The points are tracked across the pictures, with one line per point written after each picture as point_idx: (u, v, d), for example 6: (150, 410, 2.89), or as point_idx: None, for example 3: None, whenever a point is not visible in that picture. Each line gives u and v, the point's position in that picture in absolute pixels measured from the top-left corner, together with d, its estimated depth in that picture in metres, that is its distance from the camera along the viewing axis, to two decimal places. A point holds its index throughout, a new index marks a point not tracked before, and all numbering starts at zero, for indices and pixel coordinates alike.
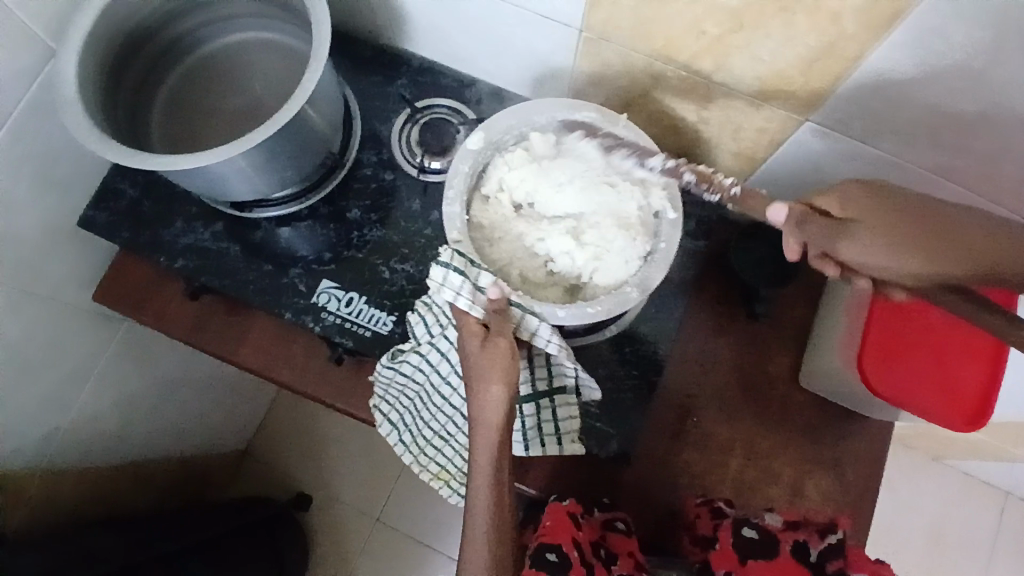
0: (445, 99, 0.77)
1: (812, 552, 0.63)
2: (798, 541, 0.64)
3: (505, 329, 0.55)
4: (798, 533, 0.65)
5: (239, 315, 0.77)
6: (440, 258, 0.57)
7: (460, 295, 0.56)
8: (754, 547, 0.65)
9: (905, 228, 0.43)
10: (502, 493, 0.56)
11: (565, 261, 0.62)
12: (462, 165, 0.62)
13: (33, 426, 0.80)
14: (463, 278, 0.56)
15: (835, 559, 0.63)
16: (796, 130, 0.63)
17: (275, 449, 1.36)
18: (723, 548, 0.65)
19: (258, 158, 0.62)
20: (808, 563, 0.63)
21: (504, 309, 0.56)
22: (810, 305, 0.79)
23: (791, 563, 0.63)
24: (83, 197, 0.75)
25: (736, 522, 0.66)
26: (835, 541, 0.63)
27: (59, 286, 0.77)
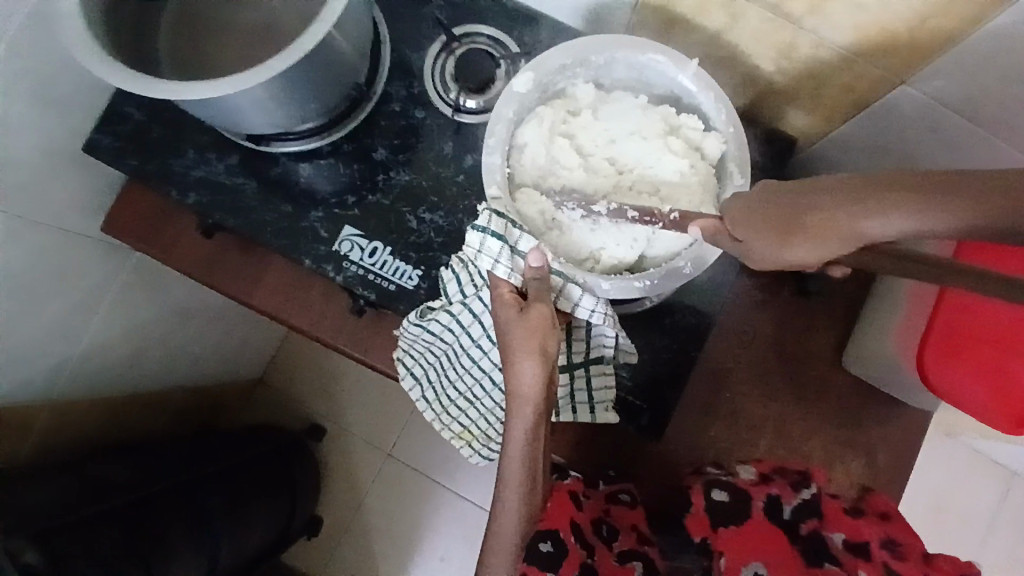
0: (486, 26, 0.68)
1: (785, 509, 0.56)
2: (771, 495, 0.57)
3: (546, 296, 0.49)
4: (770, 487, 0.58)
5: (256, 256, 0.72)
6: (477, 220, 0.51)
7: (499, 262, 0.50)
8: (722, 510, 0.57)
9: (876, 196, 0.35)
10: (537, 470, 0.52)
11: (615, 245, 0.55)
12: (506, 109, 0.54)
13: (42, 356, 0.77)
14: (502, 242, 0.51)
15: (811, 519, 0.56)
16: (886, 92, 0.55)
17: (289, 380, 1.36)
18: (696, 514, 0.57)
19: (277, 88, 0.56)
20: (781, 521, 0.55)
21: (545, 276, 0.50)
22: (862, 282, 0.74)
23: (769, 526, 0.55)
24: (86, 117, 0.69)
25: (704, 484, 0.59)
26: (809, 496, 0.57)
27: (64, 213, 0.72)
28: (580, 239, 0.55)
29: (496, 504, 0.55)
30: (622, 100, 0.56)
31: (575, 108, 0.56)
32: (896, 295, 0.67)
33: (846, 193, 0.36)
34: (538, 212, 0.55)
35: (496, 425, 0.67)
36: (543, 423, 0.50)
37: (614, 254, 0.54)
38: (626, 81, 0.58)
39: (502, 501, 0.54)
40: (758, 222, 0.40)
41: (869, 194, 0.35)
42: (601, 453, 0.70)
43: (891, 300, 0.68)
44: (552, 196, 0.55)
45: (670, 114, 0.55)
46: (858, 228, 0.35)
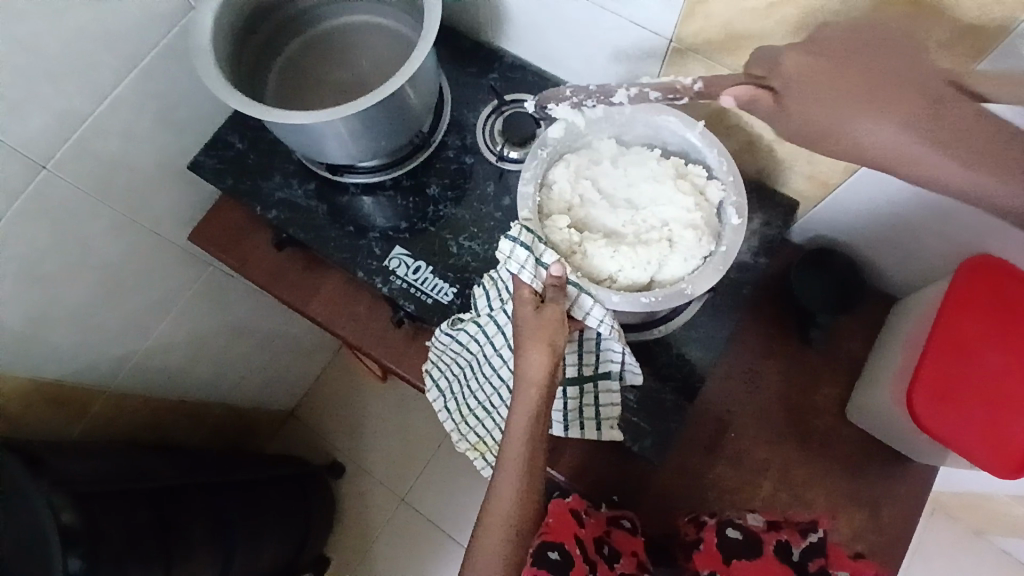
0: (530, 94, 0.81)
1: (793, 551, 0.65)
2: (779, 542, 0.66)
3: (561, 300, 0.57)
4: (780, 533, 0.66)
5: (315, 270, 0.83)
6: (509, 232, 0.59)
7: (524, 268, 0.58)
8: (736, 548, 0.66)
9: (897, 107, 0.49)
10: (535, 459, 0.57)
11: (631, 271, 0.62)
12: (541, 150, 0.65)
13: (112, 345, 0.87)
14: (529, 253, 0.58)
15: (815, 558, 0.64)
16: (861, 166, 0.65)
17: (318, 417, 1.42)
18: (708, 549, 0.66)
19: (355, 124, 0.68)
20: (789, 562, 0.65)
21: (561, 285, 0.57)
22: (864, 341, 0.79)
23: (776, 564, 0.65)
24: (195, 142, 0.83)
25: (719, 523, 0.67)
26: (816, 540, 0.65)
27: (160, 219, 0.85)
28: (603, 263, 0.62)
29: (491, 491, 0.59)
30: (639, 151, 0.67)
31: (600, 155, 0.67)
32: (894, 349, 0.73)
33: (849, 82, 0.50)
34: (565, 240, 0.62)
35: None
36: (546, 410, 0.57)
37: (628, 275, 0.62)
38: (643, 139, 0.69)
39: (497, 491, 0.59)
40: (808, 85, 0.52)
41: (898, 107, 0.48)
42: (606, 476, 0.73)
43: (889, 354, 0.73)
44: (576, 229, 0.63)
45: (680, 163, 0.66)
46: (861, 136, 0.50)
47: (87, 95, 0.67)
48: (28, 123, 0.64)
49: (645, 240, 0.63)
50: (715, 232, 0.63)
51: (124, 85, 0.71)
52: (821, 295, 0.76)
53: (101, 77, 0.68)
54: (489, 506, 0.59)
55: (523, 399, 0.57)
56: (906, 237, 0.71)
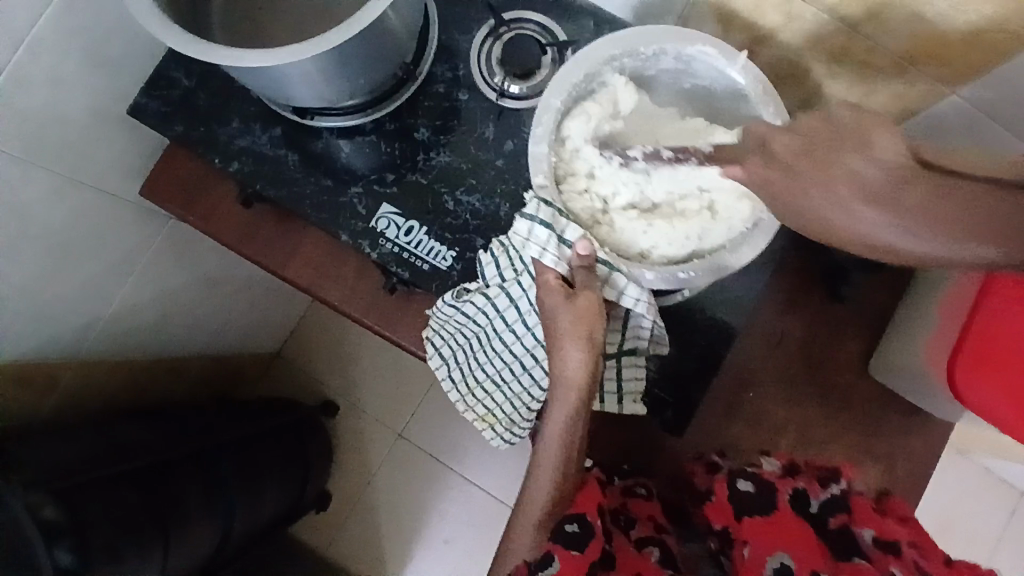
0: (535, 13, 0.68)
1: (811, 502, 0.56)
2: (796, 489, 0.57)
3: (595, 285, 0.51)
4: (796, 481, 0.57)
5: (290, 228, 0.73)
6: (525, 209, 0.52)
7: (547, 250, 0.51)
8: (750, 501, 0.56)
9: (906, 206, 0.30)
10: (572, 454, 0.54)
11: (667, 246, 0.54)
12: (554, 99, 0.54)
13: (72, 315, 0.78)
14: (550, 231, 0.51)
15: (837, 512, 0.55)
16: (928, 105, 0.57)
17: (306, 356, 1.37)
18: (720, 502, 0.58)
19: (329, 64, 0.56)
20: (807, 516, 0.55)
21: (591, 266, 0.50)
22: (894, 294, 0.74)
23: (795, 519, 0.55)
24: (134, 80, 0.70)
25: (731, 474, 0.59)
26: (836, 492, 0.57)
27: (104, 174, 0.73)
28: (631, 237, 0.54)
29: (524, 490, 0.56)
30: (668, 113, 0.57)
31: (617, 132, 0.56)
32: (925, 306, 0.68)
33: (928, 188, 0.29)
34: (586, 209, 0.55)
35: (519, 411, 0.67)
36: (584, 409, 0.53)
37: (665, 253, 0.54)
38: (671, 72, 0.56)
39: (532, 489, 0.56)
40: None
41: None
42: (624, 442, 0.70)
43: (921, 309, 0.69)
44: (599, 198, 0.55)
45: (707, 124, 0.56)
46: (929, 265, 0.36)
47: None
48: None
49: (682, 210, 0.54)
50: None
51: (42, 24, 0.56)
52: None
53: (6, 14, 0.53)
54: (523, 506, 0.56)
55: (563, 398, 0.52)
56: None
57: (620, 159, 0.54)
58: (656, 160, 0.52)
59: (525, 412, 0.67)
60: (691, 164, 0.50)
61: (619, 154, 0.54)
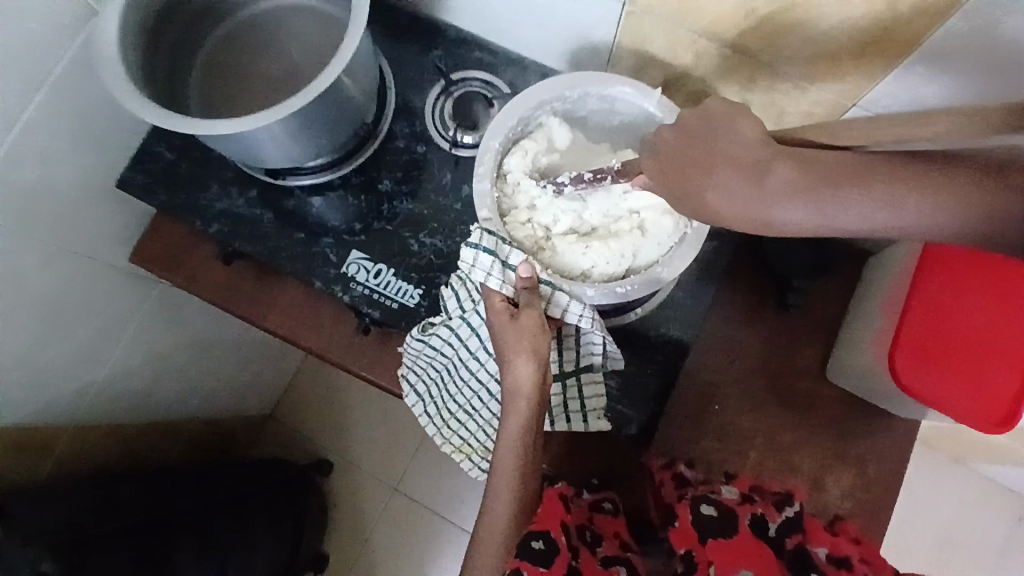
0: (480, 72, 0.76)
1: (770, 527, 0.60)
2: (756, 514, 0.61)
3: (536, 303, 0.55)
4: (756, 507, 0.62)
5: (269, 281, 0.77)
6: (470, 238, 0.57)
7: (491, 275, 0.56)
8: (713, 525, 0.59)
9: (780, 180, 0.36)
10: (528, 468, 0.57)
11: (604, 264, 0.59)
12: (492, 141, 0.60)
13: (64, 381, 0.82)
14: (493, 257, 0.56)
15: (794, 533, 0.60)
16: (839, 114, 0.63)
17: (300, 415, 1.39)
18: (682, 526, 0.60)
19: (293, 126, 0.62)
20: (766, 538, 0.59)
21: (534, 287, 0.56)
22: (842, 300, 0.78)
23: (755, 541, 0.58)
24: (121, 156, 0.77)
25: (692, 498, 0.62)
26: (791, 514, 0.62)
27: (94, 244, 0.78)
28: (572, 258, 0.59)
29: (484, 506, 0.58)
30: (599, 148, 0.64)
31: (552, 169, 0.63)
32: (870, 306, 0.73)
33: (793, 165, 0.36)
34: (529, 237, 0.60)
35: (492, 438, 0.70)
36: (536, 423, 0.56)
37: (603, 270, 0.59)
38: (599, 112, 0.63)
39: (492, 504, 0.58)
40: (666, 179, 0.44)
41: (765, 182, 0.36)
42: (597, 461, 0.72)
43: (868, 312, 0.72)
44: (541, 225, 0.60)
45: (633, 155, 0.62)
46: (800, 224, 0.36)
47: None
48: None
49: (616, 232, 0.60)
50: None
51: (32, 109, 0.63)
52: (800, 258, 0.73)
53: (4, 103, 0.60)
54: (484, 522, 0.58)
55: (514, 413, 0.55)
56: None
57: (554, 187, 0.60)
58: (580, 182, 0.58)
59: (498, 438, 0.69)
60: (607, 181, 0.56)
61: (551, 183, 0.60)
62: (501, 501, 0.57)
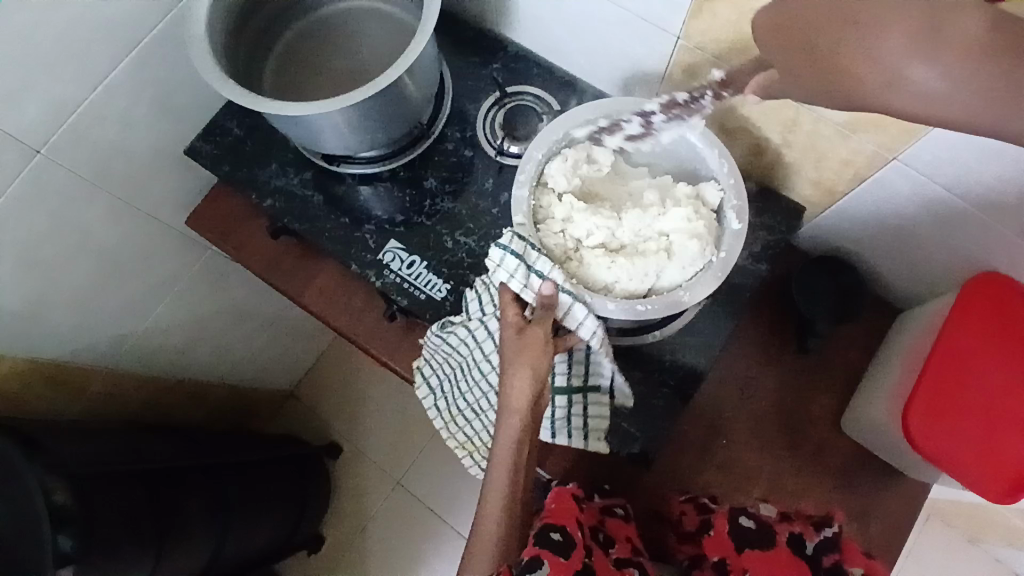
0: (534, 88, 0.79)
1: (807, 544, 0.62)
2: (793, 533, 0.63)
3: (547, 320, 0.58)
4: (791, 525, 0.64)
5: (310, 259, 0.82)
6: (500, 240, 0.59)
7: (514, 277, 0.58)
8: (749, 538, 0.63)
9: (954, 44, 0.39)
10: (518, 487, 0.58)
11: (627, 281, 0.61)
12: (535, 152, 0.64)
13: (109, 326, 0.87)
14: (519, 261, 0.58)
15: (831, 552, 0.61)
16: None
17: (319, 397, 1.43)
18: (716, 534, 0.64)
19: (354, 116, 0.67)
20: (802, 555, 0.61)
21: (550, 304, 0.58)
22: (862, 352, 0.78)
23: (790, 556, 0.61)
24: (193, 128, 0.83)
25: (730, 510, 0.66)
26: (830, 534, 0.63)
27: (157, 204, 0.85)
28: (597, 271, 0.61)
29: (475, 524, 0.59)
30: (638, 172, 0.66)
31: (588, 182, 0.64)
32: (889, 362, 0.73)
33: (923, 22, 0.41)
34: (559, 245, 0.62)
35: None
36: (529, 436, 0.58)
37: (626, 287, 0.61)
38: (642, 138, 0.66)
39: (482, 523, 0.59)
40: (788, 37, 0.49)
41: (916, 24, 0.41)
42: (597, 474, 0.73)
43: (886, 367, 0.73)
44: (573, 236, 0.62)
45: (668, 182, 0.64)
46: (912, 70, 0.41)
47: (79, 83, 0.66)
48: (24, 112, 0.63)
49: (643, 250, 0.61)
50: (714, 238, 0.61)
51: (117, 72, 0.69)
52: (824, 302, 0.74)
53: (96, 64, 0.67)
54: (474, 539, 0.59)
55: (509, 425, 0.58)
56: (909, 244, 0.71)
57: (643, 117, 0.63)
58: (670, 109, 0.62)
59: None
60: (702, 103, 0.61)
61: (639, 116, 0.64)
62: (490, 517, 0.58)
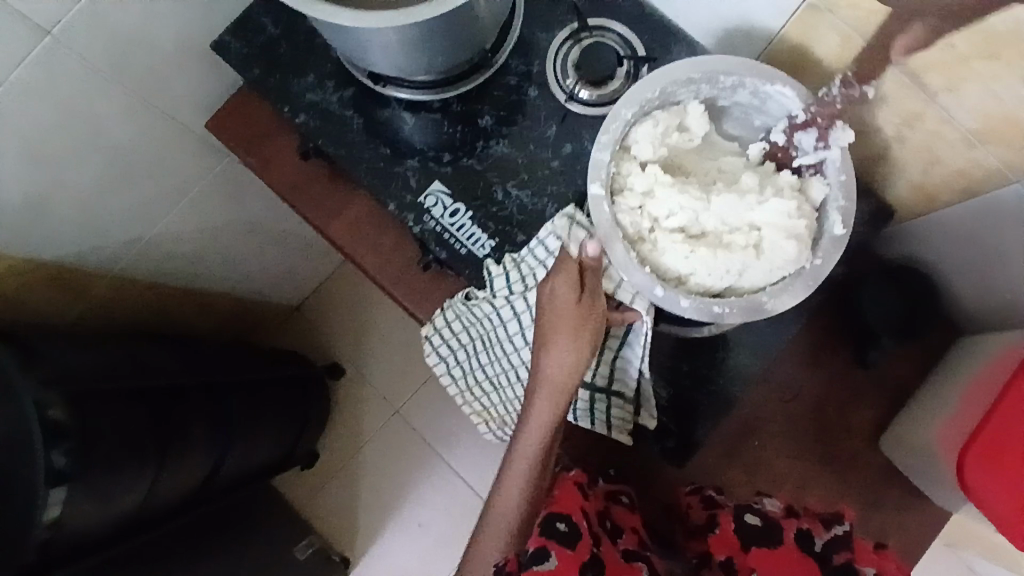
0: (619, 25, 0.68)
1: (815, 541, 0.59)
2: (800, 529, 0.60)
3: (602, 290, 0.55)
4: (800, 520, 0.61)
5: (341, 187, 0.74)
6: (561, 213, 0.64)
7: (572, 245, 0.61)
8: (756, 534, 0.59)
9: None
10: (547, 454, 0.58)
11: (705, 276, 0.55)
12: (624, 110, 0.55)
13: (116, 229, 0.80)
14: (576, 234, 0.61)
15: (841, 550, 0.58)
16: None
17: (326, 315, 1.39)
18: (723, 532, 0.60)
19: (411, 36, 0.57)
20: (812, 551, 0.58)
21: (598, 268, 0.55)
22: (917, 371, 0.74)
23: (800, 555, 0.57)
24: (223, 19, 0.72)
25: (736, 508, 0.62)
26: (841, 532, 0.59)
27: (176, 103, 0.75)
28: (670, 260, 0.55)
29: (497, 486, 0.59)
30: (729, 147, 0.59)
31: (675, 153, 0.57)
32: (947, 383, 0.69)
33: None
34: (633, 224, 0.55)
35: (512, 414, 0.71)
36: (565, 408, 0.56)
37: (701, 280, 0.55)
38: (744, 107, 0.58)
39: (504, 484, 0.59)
40: None
41: None
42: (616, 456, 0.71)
43: (941, 389, 0.69)
44: (651, 216, 0.56)
45: (769, 170, 0.57)
46: None
47: None
48: None
49: (728, 243, 0.55)
50: (811, 241, 0.55)
51: None
52: (895, 317, 0.68)
53: None
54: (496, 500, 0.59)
55: (549, 387, 0.55)
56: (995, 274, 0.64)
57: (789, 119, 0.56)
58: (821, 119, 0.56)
59: (517, 414, 0.71)
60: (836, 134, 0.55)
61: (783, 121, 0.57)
62: (514, 481, 0.58)
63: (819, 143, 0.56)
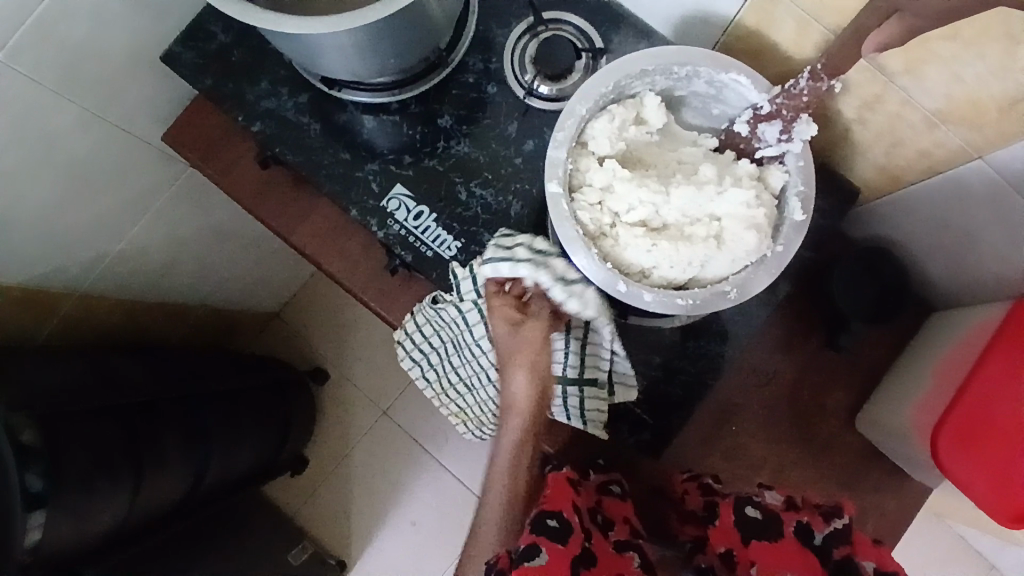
0: (575, 17, 0.68)
1: (814, 535, 0.56)
2: (799, 522, 0.58)
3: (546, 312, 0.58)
4: (800, 513, 0.58)
5: (303, 194, 0.73)
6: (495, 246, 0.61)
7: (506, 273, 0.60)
8: (754, 526, 0.58)
9: None
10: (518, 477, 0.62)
11: (668, 268, 0.54)
12: (579, 106, 0.54)
13: (79, 247, 0.79)
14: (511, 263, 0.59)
15: (841, 544, 0.55)
16: None
17: (306, 320, 1.38)
18: (722, 525, 0.59)
19: (364, 40, 0.56)
20: (810, 545, 0.56)
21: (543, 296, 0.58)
22: (890, 350, 0.74)
23: (799, 548, 0.56)
24: (173, 28, 0.71)
25: (737, 500, 0.61)
26: (840, 525, 0.56)
27: (130, 115, 0.74)
28: (632, 254, 0.54)
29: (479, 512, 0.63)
30: (687, 138, 0.58)
31: (633, 146, 0.57)
32: (919, 362, 0.69)
33: None
34: (593, 219, 0.55)
35: (488, 414, 0.71)
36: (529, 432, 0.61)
37: (664, 274, 0.55)
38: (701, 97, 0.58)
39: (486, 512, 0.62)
40: None
41: None
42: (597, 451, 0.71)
43: (913, 368, 0.70)
44: (612, 211, 0.55)
45: (728, 158, 0.57)
46: None
47: None
48: None
49: (690, 234, 0.54)
50: (772, 228, 0.54)
51: None
52: (864, 298, 0.69)
53: None
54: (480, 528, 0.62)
55: (511, 411, 0.61)
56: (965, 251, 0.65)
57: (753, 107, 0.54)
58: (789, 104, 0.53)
59: (492, 414, 0.71)
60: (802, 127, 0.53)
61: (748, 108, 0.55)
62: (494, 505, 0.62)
63: (783, 133, 0.54)
